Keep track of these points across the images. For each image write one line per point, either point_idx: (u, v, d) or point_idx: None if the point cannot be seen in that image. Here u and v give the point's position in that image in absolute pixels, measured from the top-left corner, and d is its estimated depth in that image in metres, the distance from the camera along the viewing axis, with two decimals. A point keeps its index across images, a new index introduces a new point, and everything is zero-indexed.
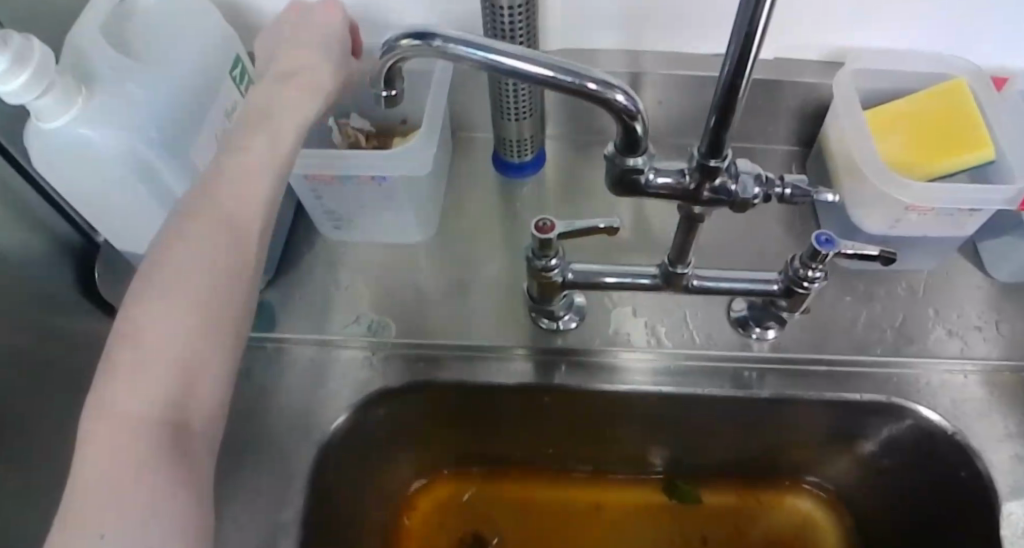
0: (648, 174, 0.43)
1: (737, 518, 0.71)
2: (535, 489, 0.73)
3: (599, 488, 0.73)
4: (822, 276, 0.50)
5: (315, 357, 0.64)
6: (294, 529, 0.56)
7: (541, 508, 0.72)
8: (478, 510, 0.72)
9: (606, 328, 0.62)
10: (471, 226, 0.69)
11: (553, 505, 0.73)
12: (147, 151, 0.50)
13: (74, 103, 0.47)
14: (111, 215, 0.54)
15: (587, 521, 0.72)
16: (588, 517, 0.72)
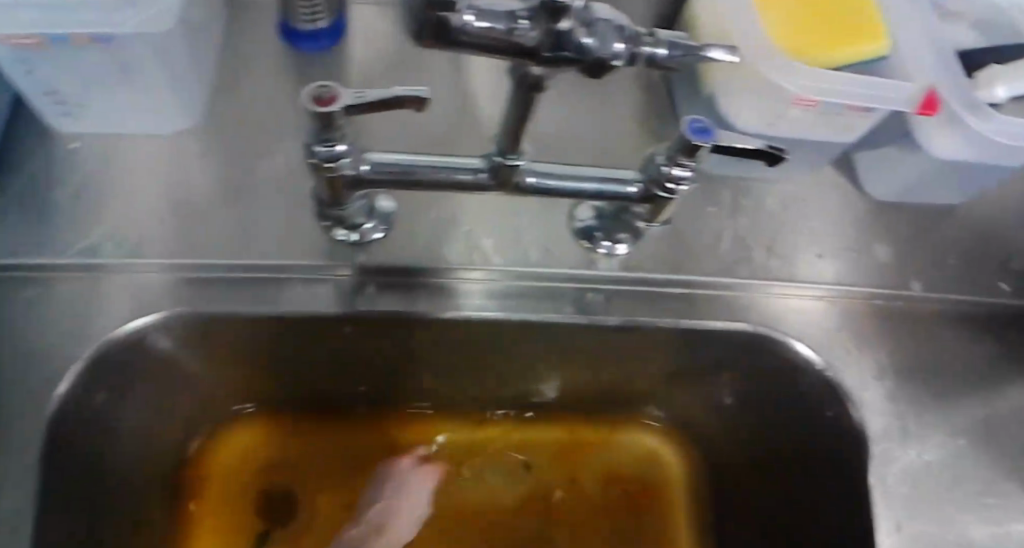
0: (468, 16, 0.29)
1: (583, 456, 0.63)
2: (351, 435, 0.62)
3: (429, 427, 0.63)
4: (690, 175, 0.39)
5: (35, 291, 0.46)
6: (10, 530, 0.41)
7: (359, 457, 0.61)
8: (283, 463, 0.60)
9: (422, 242, 0.49)
10: (255, 110, 0.52)
11: (375, 451, 0.62)
12: None
13: None
14: None
15: (415, 467, 0.62)
16: (416, 462, 0.62)
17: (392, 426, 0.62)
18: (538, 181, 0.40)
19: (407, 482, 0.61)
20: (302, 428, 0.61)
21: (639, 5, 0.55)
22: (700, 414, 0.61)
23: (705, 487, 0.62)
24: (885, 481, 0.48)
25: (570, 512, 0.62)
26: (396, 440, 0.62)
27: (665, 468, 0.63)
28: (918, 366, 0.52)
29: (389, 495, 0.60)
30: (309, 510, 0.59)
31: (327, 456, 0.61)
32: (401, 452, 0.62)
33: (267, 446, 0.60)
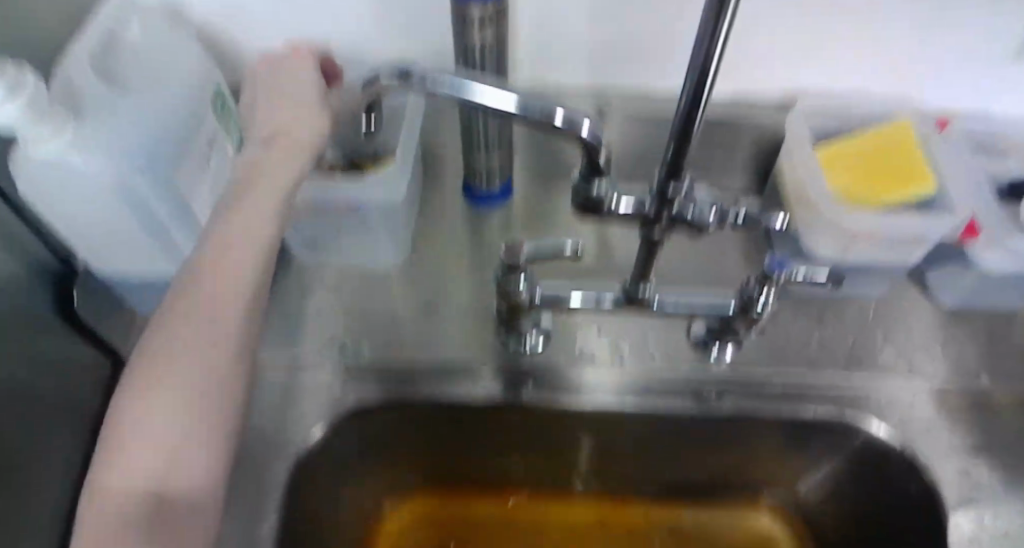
0: (613, 199, 0.45)
1: (699, 535, 0.73)
2: (502, 508, 0.75)
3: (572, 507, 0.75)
4: (774, 297, 0.52)
5: (287, 379, 0.64)
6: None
7: (510, 527, 0.74)
8: (450, 532, 0.73)
9: (572, 353, 0.64)
10: (440, 248, 0.70)
11: (526, 525, 0.74)
12: (136, 177, 0.52)
13: (59, 136, 0.48)
14: (106, 251, 0.57)
15: (558, 540, 0.73)
16: (559, 536, 0.73)
17: (540, 505, 0.75)
18: (661, 304, 0.55)
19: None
20: (466, 504, 0.75)
21: (735, 158, 0.70)
22: (807, 495, 0.70)
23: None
24: (964, 543, 0.56)
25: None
26: (539, 515, 0.74)
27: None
28: (996, 450, 0.60)
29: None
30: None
31: (486, 527, 0.74)
32: (547, 527, 0.74)
33: (437, 518, 0.74)
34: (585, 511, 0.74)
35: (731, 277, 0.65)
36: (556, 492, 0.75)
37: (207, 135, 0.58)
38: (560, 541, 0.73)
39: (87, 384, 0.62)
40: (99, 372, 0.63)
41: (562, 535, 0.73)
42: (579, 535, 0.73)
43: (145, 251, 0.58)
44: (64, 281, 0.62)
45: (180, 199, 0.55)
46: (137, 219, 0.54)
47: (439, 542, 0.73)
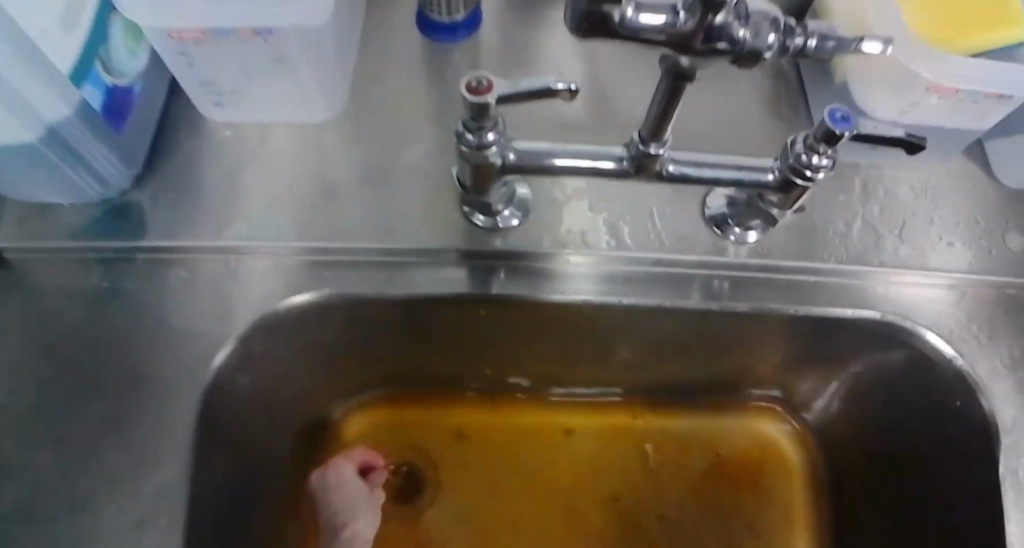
0: (627, 10, 0.30)
1: (698, 441, 0.64)
2: (473, 412, 0.64)
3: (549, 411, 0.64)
4: (831, 164, 0.39)
5: (202, 274, 0.51)
6: (180, 491, 0.45)
7: (478, 435, 0.64)
8: (408, 441, 0.63)
9: (556, 233, 0.50)
10: (388, 98, 0.55)
11: (496, 432, 0.64)
12: None
13: None
14: None
15: (533, 448, 0.64)
16: (533, 444, 0.64)
17: (513, 409, 0.64)
18: (677, 169, 0.41)
19: (528, 461, 0.63)
20: (426, 410, 0.64)
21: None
22: (829, 400, 0.60)
23: (827, 476, 0.62)
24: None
25: (688, 495, 0.62)
26: (513, 422, 0.64)
27: (791, 454, 0.63)
28: None
29: (513, 474, 0.63)
30: (437, 484, 0.62)
31: (449, 435, 0.64)
32: (519, 434, 0.64)
33: (392, 426, 0.63)
34: (563, 416, 0.64)
35: (759, 143, 0.51)
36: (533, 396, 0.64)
37: None
38: (540, 448, 0.64)
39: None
40: None
41: (542, 442, 0.64)
42: (561, 443, 0.64)
43: None
44: None
45: (7, 26, 0.39)
46: None
47: (395, 452, 0.63)
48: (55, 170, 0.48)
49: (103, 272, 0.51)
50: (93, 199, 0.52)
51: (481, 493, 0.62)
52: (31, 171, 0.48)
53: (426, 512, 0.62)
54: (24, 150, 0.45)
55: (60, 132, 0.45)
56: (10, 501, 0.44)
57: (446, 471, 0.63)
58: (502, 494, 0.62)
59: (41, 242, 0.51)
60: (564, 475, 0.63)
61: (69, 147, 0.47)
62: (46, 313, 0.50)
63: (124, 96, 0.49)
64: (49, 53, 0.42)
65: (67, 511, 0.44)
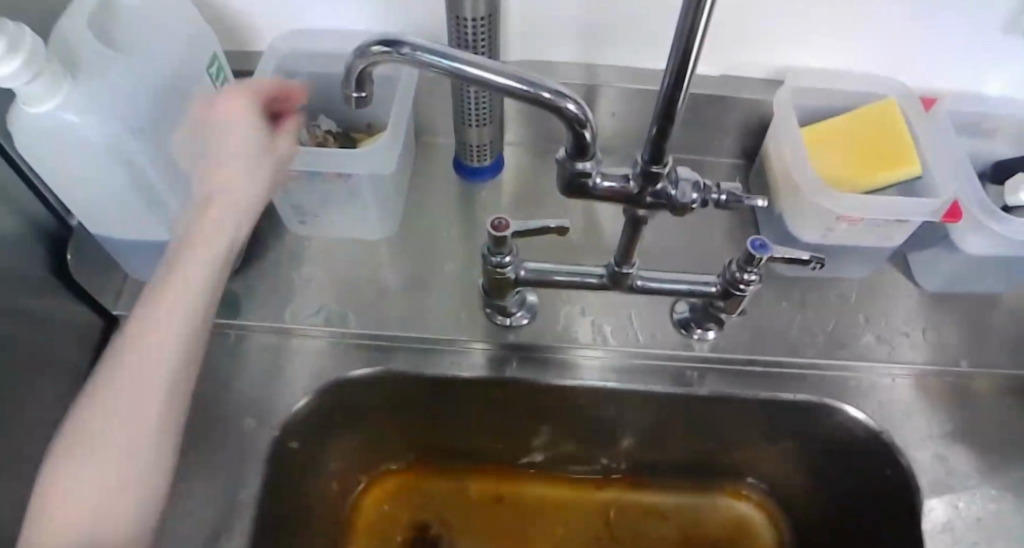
0: (597, 178, 0.45)
1: (677, 518, 0.74)
2: (490, 484, 0.76)
3: (552, 482, 0.76)
4: (756, 279, 0.53)
5: (276, 346, 0.65)
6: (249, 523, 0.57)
7: (490, 501, 0.75)
8: (428, 503, 0.75)
9: (558, 327, 0.64)
10: (429, 220, 0.71)
11: (505, 499, 0.75)
12: (130, 140, 0.53)
13: (59, 91, 0.49)
14: (95, 217, 0.59)
15: (536, 513, 0.75)
16: (536, 510, 0.75)
17: (521, 480, 0.76)
18: (644, 283, 0.55)
19: (531, 524, 0.74)
20: (446, 478, 0.76)
21: (725, 140, 0.71)
22: (790, 477, 0.70)
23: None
24: (935, 532, 0.57)
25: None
26: (520, 489, 0.76)
27: (761, 526, 0.73)
28: (969, 437, 0.61)
29: (518, 533, 0.74)
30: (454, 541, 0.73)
31: (465, 499, 0.75)
32: (525, 501, 0.75)
33: (415, 490, 0.75)
34: (562, 486, 0.76)
35: (717, 259, 0.65)
36: (537, 469, 0.76)
37: (197, 102, 0.59)
38: (542, 516, 0.74)
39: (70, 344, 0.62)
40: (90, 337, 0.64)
41: (544, 510, 0.75)
42: (560, 510, 0.75)
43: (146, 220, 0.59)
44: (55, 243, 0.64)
45: (172, 162, 0.57)
46: (131, 181, 0.55)
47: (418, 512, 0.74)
48: (178, 258, 0.65)
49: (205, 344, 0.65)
50: None
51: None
52: (158, 253, 0.64)
53: None
54: (161, 243, 0.62)
55: None
56: None
57: (462, 530, 0.74)
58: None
59: None
60: (562, 537, 0.73)
61: None
62: None
63: None
64: (193, 180, 0.59)
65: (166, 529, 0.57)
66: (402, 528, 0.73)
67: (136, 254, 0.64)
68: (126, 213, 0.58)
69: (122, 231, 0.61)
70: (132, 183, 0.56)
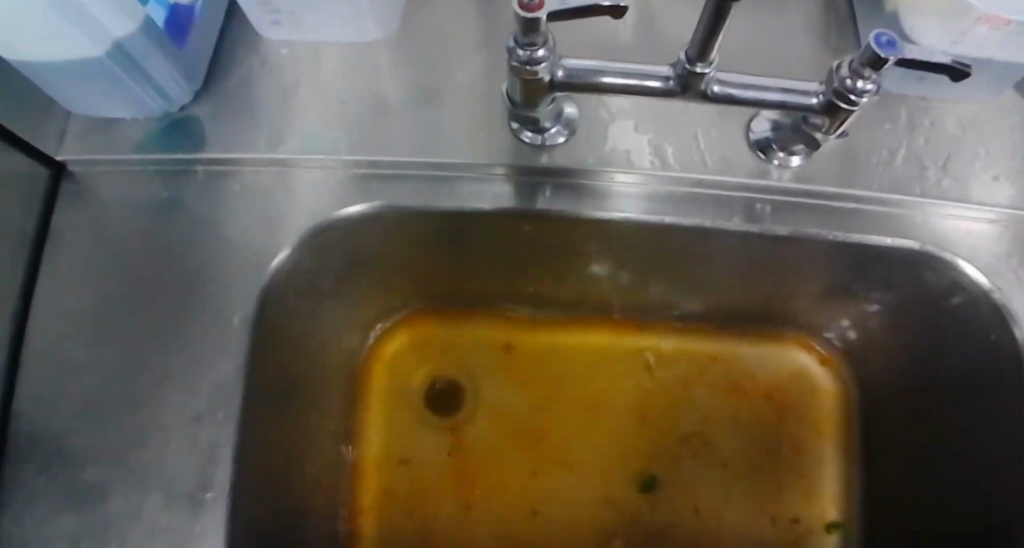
0: None
1: (726, 371, 0.66)
2: (517, 332, 0.68)
3: (585, 330, 0.68)
4: (874, 88, 0.39)
5: (254, 181, 0.54)
6: (234, 391, 0.49)
7: (517, 351, 0.68)
8: (448, 353, 0.67)
9: (604, 151, 0.52)
10: (436, 21, 0.56)
11: (534, 349, 0.68)
12: None
13: None
14: (0, 37, 0.44)
15: (569, 364, 0.67)
16: (568, 360, 0.67)
17: (551, 329, 0.68)
18: (722, 89, 0.42)
19: (564, 373, 0.67)
20: (467, 327, 0.68)
21: None
22: (866, 333, 0.61)
23: (855, 409, 0.65)
24: None
25: (716, 419, 0.65)
26: (550, 339, 0.68)
27: (823, 379, 0.66)
28: None
29: (549, 384, 0.67)
30: (478, 392, 0.67)
31: (489, 348, 0.68)
32: (557, 351, 0.67)
33: (433, 340, 0.68)
34: (597, 336, 0.68)
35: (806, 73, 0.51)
36: (570, 318, 0.68)
37: None
38: (580, 368, 0.67)
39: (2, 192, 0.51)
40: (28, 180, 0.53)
41: (577, 360, 0.67)
42: (596, 361, 0.67)
43: (65, 38, 0.44)
44: None
45: None
46: None
47: (437, 362, 0.67)
48: (121, 86, 0.50)
49: (165, 183, 0.54)
50: (153, 114, 0.55)
51: (519, 401, 0.66)
52: (96, 84, 0.50)
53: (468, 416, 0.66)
54: (102, 70, 0.48)
55: (130, 50, 0.47)
56: (83, 386, 0.49)
57: (486, 380, 0.67)
58: (539, 402, 0.66)
59: (107, 156, 0.55)
60: (599, 388, 0.67)
61: (138, 67, 0.49)
62: (111, 219, 0.53)
63: (186, 15, 0.51)
64: None
65: (138, 395, 0.49)
66: (423, 380, 0.67)
67: (66, 82, 0.50)
68: (48, 35, 0.44)
69: (42, 55, 0.46)
70: None
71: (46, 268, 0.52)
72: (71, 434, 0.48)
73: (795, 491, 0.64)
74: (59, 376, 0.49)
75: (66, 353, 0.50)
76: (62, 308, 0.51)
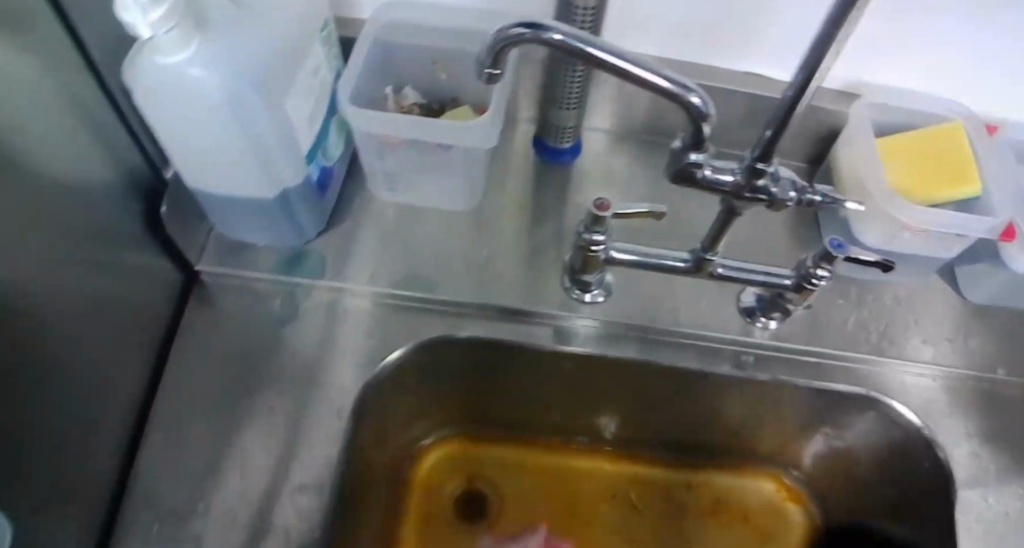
0: (706, 169, 0.49)
1: (713, 503, 0.79)
2: (541, 457, 0.80)
3: (598, 459, 0.80)
4: (828, 276, 0.57)
5: (348, 309, 0.69)
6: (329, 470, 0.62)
7: (538, 473, 0.80)
8: (481, 469, 0.79)
9: (633, 304, 0.68)
10: (506, 197, 0.74)
11: (553, 471, 0.80)
12: (249, 97, 0.56)
13: (187, 45, 0.52)
14: (201, 169, 0.62)
15: (580, 486, 0.79)
16: (581, 484, 0.79)
17: (569, 455, 0.80)
18: (724, 271, 0.59)
19: (575, 495, 0.79)
20: (499, 447, 0.80)
21: (791, 144, 0.75)
22: (836, 472, 0.74)
23: (820, 545, 0.76)
24: (967, 519, 0.62)
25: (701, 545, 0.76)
26: (568, 464, 0.80)
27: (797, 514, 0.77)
28: (1001, 439, 0.66)
29: (561, 503, 0.78)
30: (501, 505, 0.78)
31: (515, 467, 0.80)
32: (571, 474, 0.80)
33: (469, 457, 0.80)
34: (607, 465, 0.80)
35: (782, 256, 0.70)
36: (587, 447, 0.80)
37: (310, 63, 0.62)
38: (590, 490, 0.79)
39: (156, 291, 0.67)
40: (172, 286, 0.69)
41: (588, 484, 0.79)
42: (603, 486, 0.79)
43: (251, 179, 0.63)
44: (153, 192, 0.68)
45: (282, 122, 0.59)
46: (242, 138, 0.58)
47: (470, 477, 0.79)
48: (271, 218, 0.68)
49: (284, 299, 0.70)
50: (283, 245, 0.72)
51: (535, 515, 0.78)
52: (256, 216, 0.68)
53: (491, 527, 0.77)
54: (265, 205, 0.66)
55: (286, 193, 0.65)
56: (204, 455, 0.62)
57: (510, 496, 0.79)
58: (552, 518, 0.78)
59: (239, 275, 0.71)
60: (604, 510, 0.78)
61: (291, 206, 0.67)
62: (241, 326, 0.68)
63: (328, 173, 0.70)
64: (300, 141, 0.62)
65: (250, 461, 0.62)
66: (457, 490, 0.78)
67: (231, 209, 0.67)
68: (235, 172, 0.62)
69: (226, 185, 0.64)
70: (245, 140, 0.59)
71: (181, 357, 0.67)
72: (191, 487, 0.61)
73: None
74: (188, 442, 0.63)
75: (193, 425, 0.63)
76: (192, 388, 0.65)
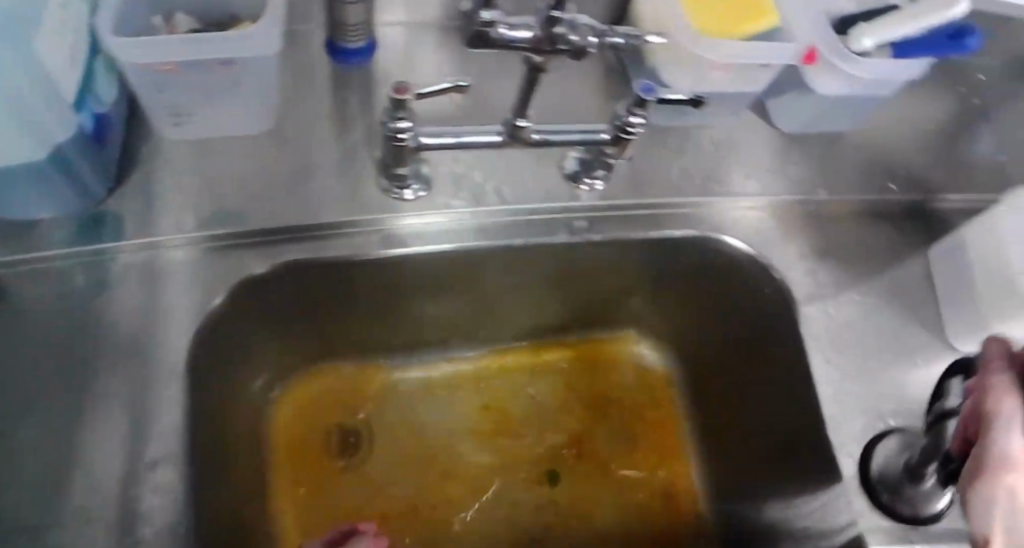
0: (502, 27, 0.47)
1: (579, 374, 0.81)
2: (403, 376, 0.77)
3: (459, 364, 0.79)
4: (643, 120, 0.56)
5: (160, 266, 0.61)
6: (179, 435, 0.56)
7: (404, 393, 0.77)
8: (344, 403, 0.75)
9: (462, 193, 0.66)
10: (309, 110, 0.68)
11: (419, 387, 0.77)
12: None
13: None
14: None
15: (450, 395, 0.78)
16: (450, 392, 0.78)
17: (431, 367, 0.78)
18: (541, 136, 0.58)
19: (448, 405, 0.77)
20: (357, 376, 0.76)
21: (591, 5, 0.73)
22: (675, 319, 0.79)
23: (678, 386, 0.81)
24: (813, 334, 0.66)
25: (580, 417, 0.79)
26: (431, 376, 0.78)
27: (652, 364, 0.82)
28: (829, 254, 0.70)
29: (437, 417, 0.76)
30: (375, 434, 0.75)
31: (378, 392, 0.76)
32: (438, 386, 0.78)
33: (327, 395, 0.75)
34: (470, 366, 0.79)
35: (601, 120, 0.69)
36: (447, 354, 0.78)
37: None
38: (462, 396, 0.78)
39: None
40: None
41: (458, 391, 0.78)
42: (472, 388, 0.78)
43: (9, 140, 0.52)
44: None
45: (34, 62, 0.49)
46: None
47: (333, 415, 0.74)
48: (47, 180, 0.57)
49: (88, 272, 0.60)
50: (67, 211, 0.61)
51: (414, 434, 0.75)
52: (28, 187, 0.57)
53: (371, 457, 0.73)
54: (33, 168, 0.55)
55: (59, 148, 0.55)
56: (34, 466, 0.53)
57: (381, 423, 0.75)
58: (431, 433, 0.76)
59: (24, 256, 0.59)
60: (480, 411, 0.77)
61: (69, 166, 0.57)
62: (31, 311, 0.58)
63: (103, 120, 0.60)
64: (60, 84, 0.53)
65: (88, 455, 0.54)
66: (324, 432, 0.73)
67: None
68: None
69: None
70: None
71: None
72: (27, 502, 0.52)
73: (653, 460, 0.78)
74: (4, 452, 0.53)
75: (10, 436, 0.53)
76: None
